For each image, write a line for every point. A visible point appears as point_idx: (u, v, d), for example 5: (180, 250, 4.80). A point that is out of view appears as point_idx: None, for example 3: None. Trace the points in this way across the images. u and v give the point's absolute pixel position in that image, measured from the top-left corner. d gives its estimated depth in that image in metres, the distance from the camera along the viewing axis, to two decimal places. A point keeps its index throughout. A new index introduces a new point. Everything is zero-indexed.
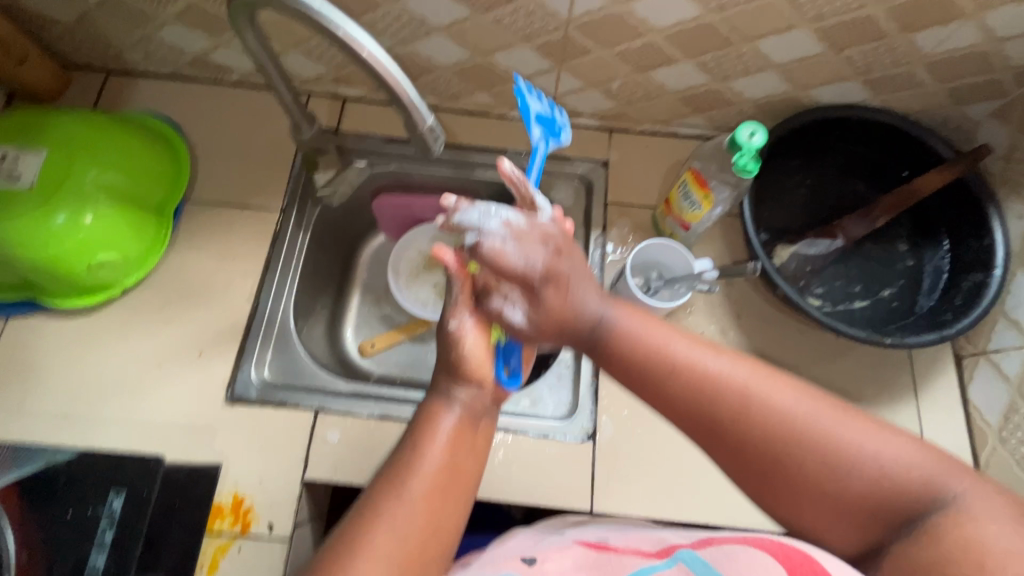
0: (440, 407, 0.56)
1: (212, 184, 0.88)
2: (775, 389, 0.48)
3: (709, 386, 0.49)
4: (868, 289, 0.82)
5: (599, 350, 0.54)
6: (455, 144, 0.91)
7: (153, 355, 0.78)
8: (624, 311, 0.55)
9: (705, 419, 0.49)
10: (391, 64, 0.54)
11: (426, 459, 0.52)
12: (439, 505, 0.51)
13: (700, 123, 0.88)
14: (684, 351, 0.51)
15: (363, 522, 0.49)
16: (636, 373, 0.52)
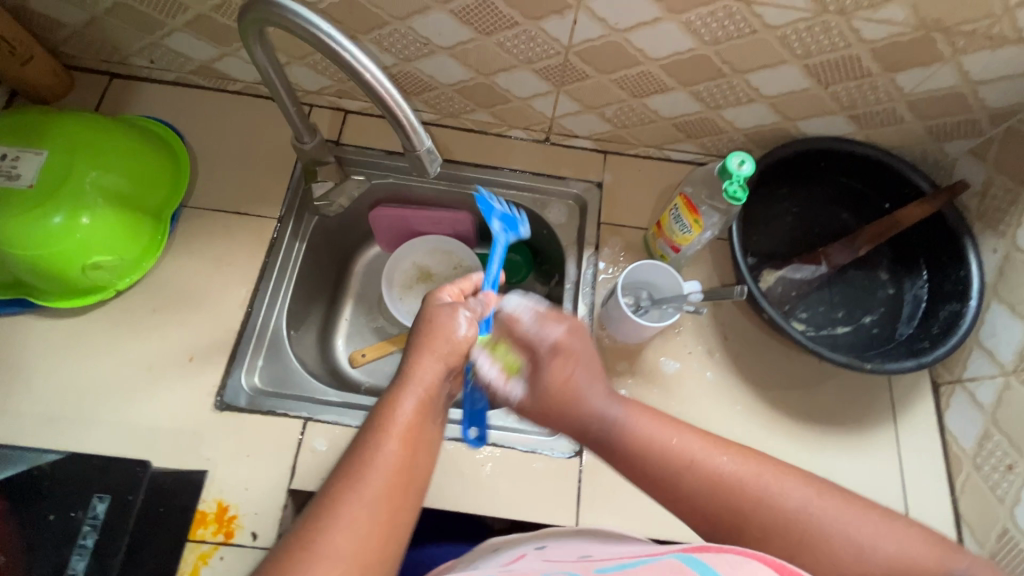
0: (399, 397, 0.55)
1: (212, 190, 0.88)
2: (785, 478, 0.51)
3: (722, 480, 0.52)
4: (850, 315, 0.84)
5: (621, 453, 0.57)
6: (453, 160, 0.93)
7: (144, 358, 0.78)
8: (627, 406, 0.60)
9: (715, 516, 0.51)
10: (392, 87, 0.55)
11: (383, 457, 0.50)
12: (398, 502, 0.49)
13: (693, 149, 0.90)
14: (696, 447, 0.54)
15: (318, 516, 0.46)
16: (652, 472, 0.55)
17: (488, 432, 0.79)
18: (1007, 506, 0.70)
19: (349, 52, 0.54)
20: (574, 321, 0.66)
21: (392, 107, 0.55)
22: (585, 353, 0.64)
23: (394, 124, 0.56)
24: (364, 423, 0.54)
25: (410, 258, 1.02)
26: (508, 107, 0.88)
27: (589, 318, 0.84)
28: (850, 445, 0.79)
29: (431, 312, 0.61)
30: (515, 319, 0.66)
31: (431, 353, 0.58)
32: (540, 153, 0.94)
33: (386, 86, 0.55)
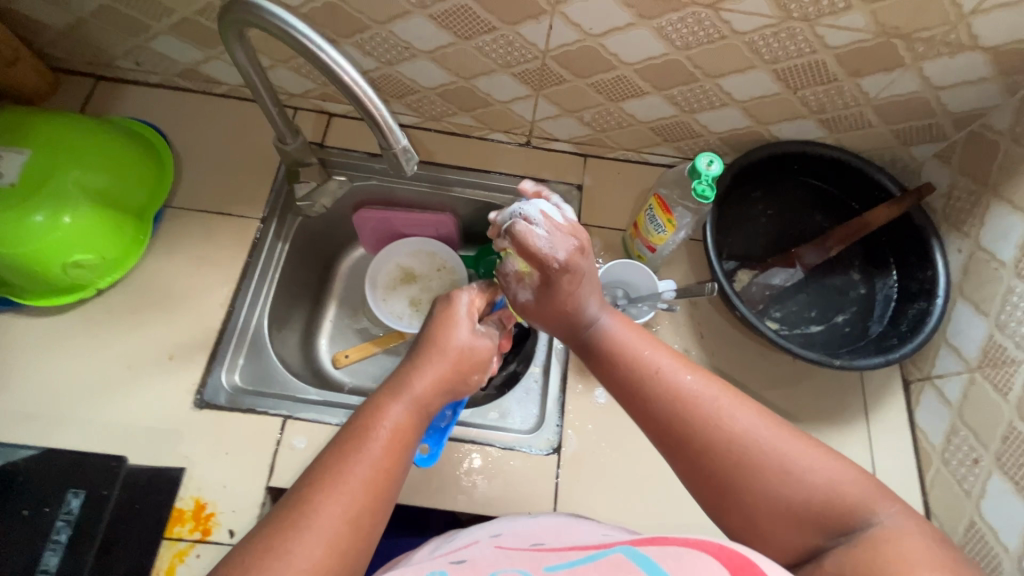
0: (388, 399, 0.56)
1: (196, 190, 0.89)
2: (741, 408, 0.50)
3: (683, 395, 0.51)
4: (823, 315, 0.86)
5: (597, 353, 0.58)
6: (436, 162, 0.95)
7: (124, 356, 0.78)
8: (615, 316, 0.60)
9: (665, 421, 0.51)
10: (368, 87, 0.56)
11: (362, 457, 0.51)
12: (370, 501, 0.50)
13: (670, 152, 0.93)
14: (664, 362, 0.54)
15: (281, 523, 0.47)
16: (621, 370, 0.55)
17: (467, 429, 0.80)
18: (974, 499, 0.72)
19: (327, 54, 0.56)
20: (586, 241, 0.59)
21: (369, 107, 0.57)
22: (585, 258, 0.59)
23: (371, 123, 0.58)
24: (353, 418, 0.56)
25: (394, 259, 1.03)
26: (490, 111, 0.90)
27: None
28: (823, 441, 0.80)
29: (441, 309, 0.65)
30: (529, 230, 0.57)
31: (423, 363, 0.59)
32: (521, 157, 0.96)
33: (362, 87, 0.56)
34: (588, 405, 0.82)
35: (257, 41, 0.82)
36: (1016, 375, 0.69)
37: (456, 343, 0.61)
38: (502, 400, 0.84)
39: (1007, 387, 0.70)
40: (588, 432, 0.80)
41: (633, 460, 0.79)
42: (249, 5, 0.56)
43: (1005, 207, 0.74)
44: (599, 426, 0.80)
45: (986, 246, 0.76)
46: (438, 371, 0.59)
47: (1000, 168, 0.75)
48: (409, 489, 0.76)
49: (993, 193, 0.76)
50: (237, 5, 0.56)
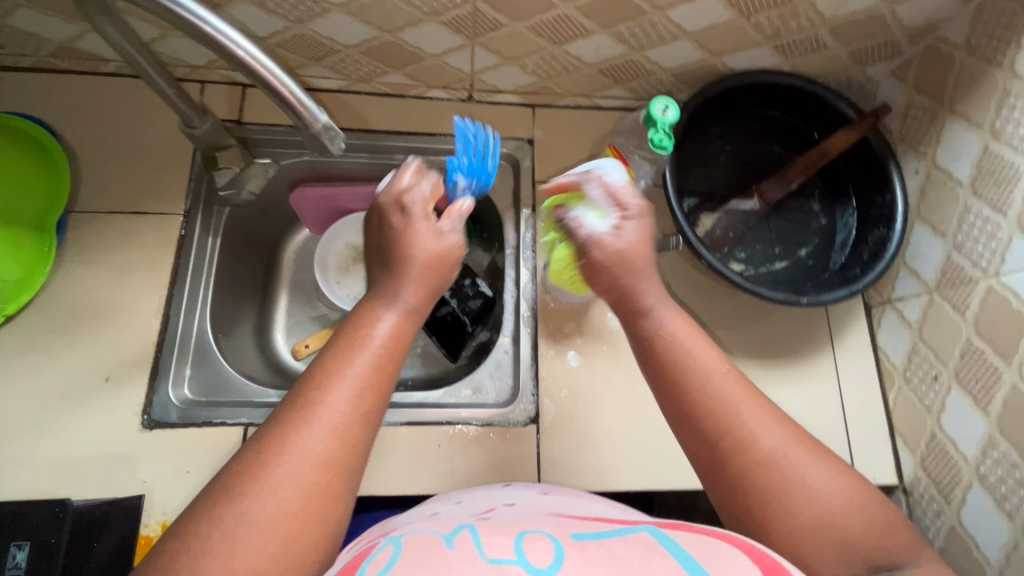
0: (377, 310, 0.53)
1: (99, 190, 0.79)
2: (809, 460, 0.47)
3: (741, 424, 0.48)
4: (786, 250, 0.85)
5: (647, 358, 0.54)
6: (372, 130, 0.87)
7: (52, 387, 0.71)
8: (678, 317, 0.55)
9: (727, 454, 0.48)
10: (269, 62, 0.48)
11: (357, 365, 0.48)
12: (370, 413, 0.47)
13: (622, 93, 0.87)
14: (728, 388, 0.50)
15: (287, 424, 0.44)
16: (675, 384, 0.51)
17: (442, 412, 0.77)
18: (935, 414, 0.75)
19: (212, 25, 0.46)
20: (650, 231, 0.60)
21: (277, 87, 0.49)
22: (649, 252, 0.59)
23: (281, 105, 0.50)
24: (337, 334, 0.52)
25: (342, 239, 0.99)
26: (423, 66, 0.81)
27: (531, 282, 0.84)
28: (790, 374, 0.83)
29: (386, 232, 0.60)
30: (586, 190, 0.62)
31: (401, 275, 0.56)
32: (465, 114, 0.89)
33: (263, 62, 0.48)
34: (561, 370, 0.80)
35: (123, 5, 0.70)
36: (973, 294, 0.70)
37: (431, 244, 0.58)
38: (474, 375, 0.82)
39: (964, 305, 0.71)
40: (564, 397, 0.79)
41: (611, 418, 0.78)
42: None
43: (961, 123, 0.72)
44: (573, 390, 0.79)
45: (943, 165, 0.75)
46: (418, 279, 0.56)
47: (956, 83, 0.72)
48: (389, 479, 0.74)
49: (949, 109, 0.73)
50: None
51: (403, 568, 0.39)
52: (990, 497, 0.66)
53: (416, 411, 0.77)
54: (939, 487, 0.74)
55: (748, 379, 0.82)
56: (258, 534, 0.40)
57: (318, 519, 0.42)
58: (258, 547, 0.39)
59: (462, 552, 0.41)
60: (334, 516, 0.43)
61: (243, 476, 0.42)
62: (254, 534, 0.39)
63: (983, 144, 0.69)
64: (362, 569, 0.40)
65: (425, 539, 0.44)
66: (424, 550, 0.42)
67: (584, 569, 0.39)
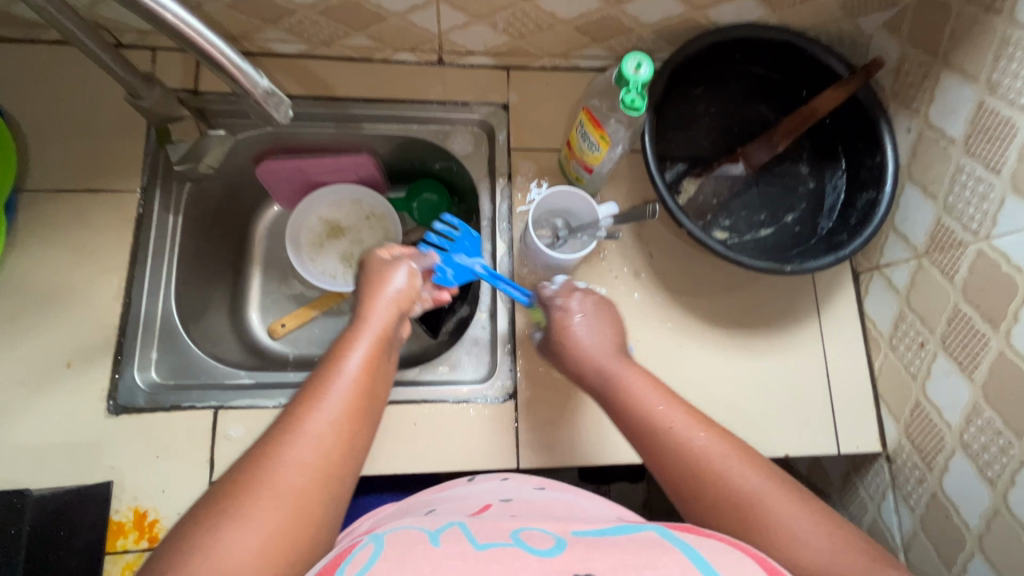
0: (353, 341, 0.60)
1: (49, 168, 0.74)
2: (763, 487, 0.51)
3: (694, 460, 0.54)
4: (772, 216, 0.82)
5: (613, 405, 0.62)
6: (336, 98, 0.82)
7: (13, 374, 0.69)
8: (632, 368, 0.64)
9: (682, 482, 0.54)
10: (201, 26, 0.43)
11: (333, 390, 0.54)
12: (348, 432, 0.52)
13: (601, 53, 0.83)
14: (682, 428, 0.56)
15: (269, 448, 0.48)
16: (636, 429, 0.59)
17: (416, 390, 0.74)
18: (920, 381, 0.73)
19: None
20: (595, 329, 0.68)
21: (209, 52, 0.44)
22: (609, 334, 0.68)
23: (216, 72, 0.46)
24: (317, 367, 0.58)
25: (313, 213, 0.96)
26: (387, 28, 0.76)
27: (508, 255, 0.80)
28: (774, 343, 0.81)
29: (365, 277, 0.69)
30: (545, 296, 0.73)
31: (371, 311, 0.64)
32: (435, 79, 0.84)
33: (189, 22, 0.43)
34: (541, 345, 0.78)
35: None
36: (963, 258, 0.67)
37: (398, 289, 0.66)
38: (451, 352, 0.80)
39: (953, 270, 0.68)
40: (543, 372, 0.77)
41: None
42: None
43: (956, 77, 0.68)
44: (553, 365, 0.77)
45: (936, 123, 0.71)
46: (388, 303, 0.65)
47: (951, 33, 0.68)
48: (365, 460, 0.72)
49: (943, 62, 0.69)
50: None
51: (382, 564, 0.41)
52: (972, 463, 0.65)
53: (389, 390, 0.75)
54: (922, 453, 0.73)
55: (732, 350, 0.80)
56: (251, 536, 0.43)
57: (307, 523, 0.46)
58: (247, 549, 0.43)
59: (446, 548, 0.43)
60: (320, 529, 0.47)
61: (231, 494, 0.45)
62: (246, 537, 0.43)
63: (979, 99, 0.65)
64: (342, 569, 0.42)
65: (412, 534, 0.47)
66: (407, 548, 0.44)
67: (584, 553, 0.42)
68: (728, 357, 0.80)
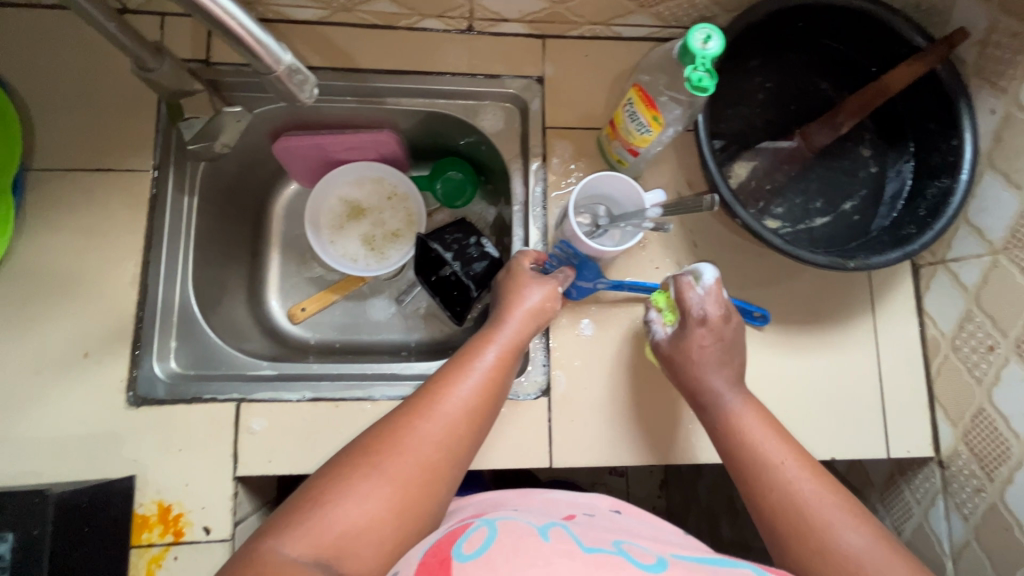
0: (490, 336, 0.63)
1: (55, 143, 0.70)
2: (870, 551, 0.51)
3: (800, 501, 0.55)
4: (829, 204, 0.75)
5: (721, 435, 0.62)
6: (359, 69, 0.76)
7: (29, 361, 0.66)
8: (745, 400, 0.63)
9: (787, 524, 0.54)
10: None
11: (468, 382, 0.58)
12: (473, 427, 0.56)
13: (646, 20, 0.75)
14: (794, 472, 0.57)
15: (407, 422, 0.53)
16: (743, 456, 0.59)
17: None
18: (985, 386, 0.68)
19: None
20: (727, 315, 0.65)
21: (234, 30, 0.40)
22: (726, 353, 0.65)
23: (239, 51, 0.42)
24: (453, 357, 0.62)
25: (334, 193, 0.91)
26: None
27: (543, 244, 0.76)
28: (823, 341, 0.76)
29: (509, 279, 0.69)
30: (687, 286, 0.65)
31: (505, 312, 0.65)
32: (464, 48, 0.77)
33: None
34: (576, 339, 0.73)
35: None
36: None
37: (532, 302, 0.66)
38: None
39: None
40: (577, 368, 0.73)
41: (630, 391, 0.73)
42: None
43: None
44: (589, 361, 0.73)
45: None
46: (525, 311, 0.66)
47: None
48: None
49: None
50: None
51: (497, 551, 0.42)
52: None
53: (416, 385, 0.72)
54: (982, 463, 0.68)
55: (778, 347, 0.75)
56: (377, 499, 0.48)
57: (425, 500, 0.50)
58: (374, 514, 0.48)
59: (558, 545, 0.43)
60: (433, 511, 0.51)
61: (370, 458, 0.50)
62: (379, 500, 0.48)
63: None
64: (459, 546, 0.44)
65: (520, 527, 0.46)
66: (519, 537, 0.44)
67: None
68: (773, 355, 0.75)
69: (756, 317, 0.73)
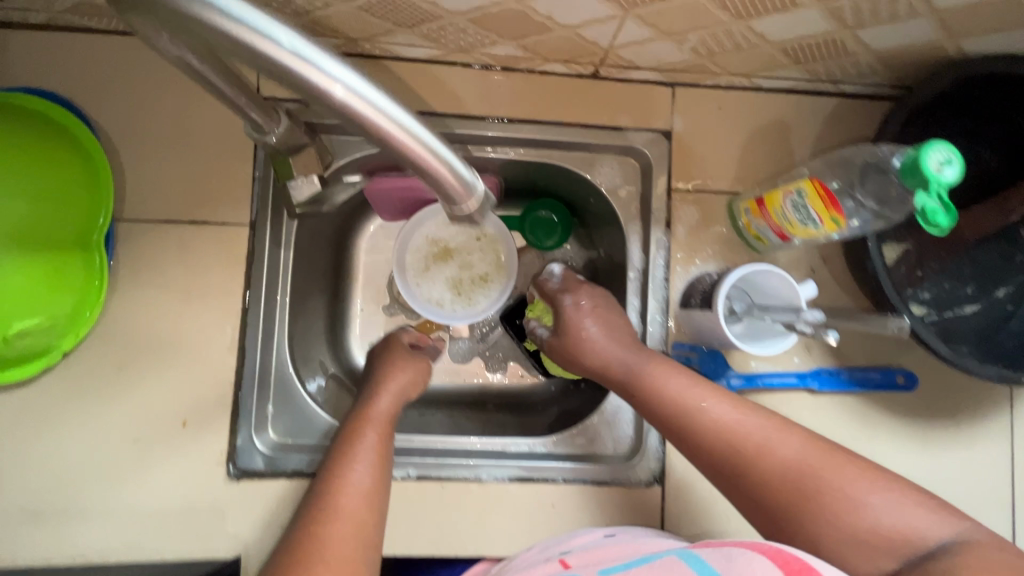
0: (363, 424, 0.61)
1: (147, 193, 0.64)
2: (797, 449, 0.53)
3: (730, 436, 0.55)
4: (981, 289, 0.67)
5: (641, 395, 0.61)
6: (470, 117, 0.69)
7: (124, 430, 0.63)
8: (655, 361, 0.62)
9: (729, 465, 0.54)
10: (423, 134, 0.34)
11: (357, 474, 0.56)
12: (371, 521, 0.54)
13: (795, 75, 0.67)
14: (716, 410, 0.57)
15: (317, 521, 0.52)
16: (671, 423, 0.59)
17: (553, 466, 0.68)
18: None
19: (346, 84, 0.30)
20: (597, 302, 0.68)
21: (443, 175, 0.36)
22: (623, 343, 0.65)
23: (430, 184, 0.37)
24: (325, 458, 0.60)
25: (421, 232, 0.85)
26: (545, 39, 0.61)
27: (662, 320, 0.69)
28: (955, 436, 0.71)
29: (378, 359, 0.74)
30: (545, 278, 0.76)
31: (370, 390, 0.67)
32: (586, 96, 0.70)
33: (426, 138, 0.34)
34: None
35: None
36: None
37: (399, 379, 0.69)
38: (587, 423, 0.71)
39: None
40: None
41: None
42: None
43: None
44: None
45: None
46: (393, 390, 0.67)
47: None
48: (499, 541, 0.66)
49: None
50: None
51: None
52: None
53: (524, 466, 0.68)
54: None
55: (906, 440, 0.70)
56: None
57: None
58: None
59: None
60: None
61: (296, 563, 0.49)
62: None
63: None
64: None
65: None
66: None
67: None
68: (901, 448, 0.70)
69: (900, 382, 0.69)
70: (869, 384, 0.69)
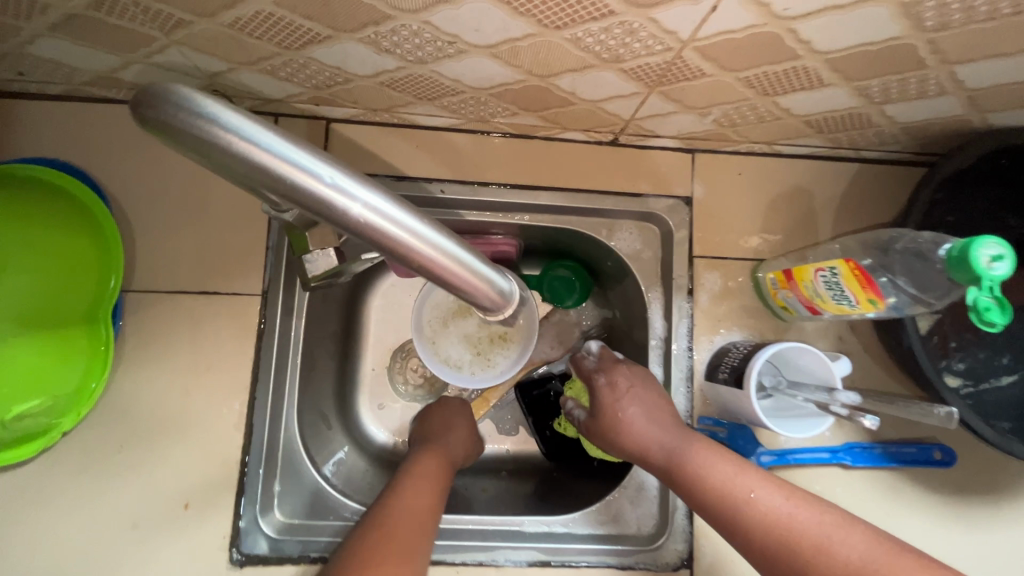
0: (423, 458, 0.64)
1: (159, 263, 0.63)
2: (853, 539, 0.45)
3: (779, 524, 0.48)
4: (1018, 360, 0.65)
5: (678, 478, 0.55)
6: (488, 183, 0.68)
7: (123, 513, 0.59)
8: (695, 442, 0.56)
9: (778, 556, 0.47)
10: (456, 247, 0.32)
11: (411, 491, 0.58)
12: (421, 532, 0.54)
13: (817, 143, 0.66)
14: (761, 494, 0.50)
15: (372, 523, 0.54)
16: (712, 510, 0.52)
17: (574, 549, 0.64)
18: None
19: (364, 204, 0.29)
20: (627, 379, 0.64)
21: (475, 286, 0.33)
22: (655, 420, 0.60)
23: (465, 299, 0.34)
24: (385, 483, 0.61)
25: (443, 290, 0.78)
26: (567, 111, 0.61)
27: (687, 390, 0.67)
28: (998, 515, 0.67)
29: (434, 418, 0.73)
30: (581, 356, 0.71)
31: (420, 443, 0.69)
32: (605, 162, 0.69)
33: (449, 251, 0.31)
34: None
35: (171, 39, 0.49)
36: None
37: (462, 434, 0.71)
38: (609, 501, 0.67)
39: None
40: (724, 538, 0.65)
41: None
42: (207, 122, 0.27)
43: None
44: None
45: None
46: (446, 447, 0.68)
47: None
48: None
49: None
50: (172, 109, 0.27)
51: None
52: None
53: (544, 549, 0.64)
54: None
55: (945, 519, 0.67)
56: None
57: None
58: None
59: None
60: None
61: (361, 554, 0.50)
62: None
63: None
64: None
65: None
66: None
67: None
68: (942, 529, 0.67)
69: (938, 458, 0.66)
70: (904, 459, 0.66)
